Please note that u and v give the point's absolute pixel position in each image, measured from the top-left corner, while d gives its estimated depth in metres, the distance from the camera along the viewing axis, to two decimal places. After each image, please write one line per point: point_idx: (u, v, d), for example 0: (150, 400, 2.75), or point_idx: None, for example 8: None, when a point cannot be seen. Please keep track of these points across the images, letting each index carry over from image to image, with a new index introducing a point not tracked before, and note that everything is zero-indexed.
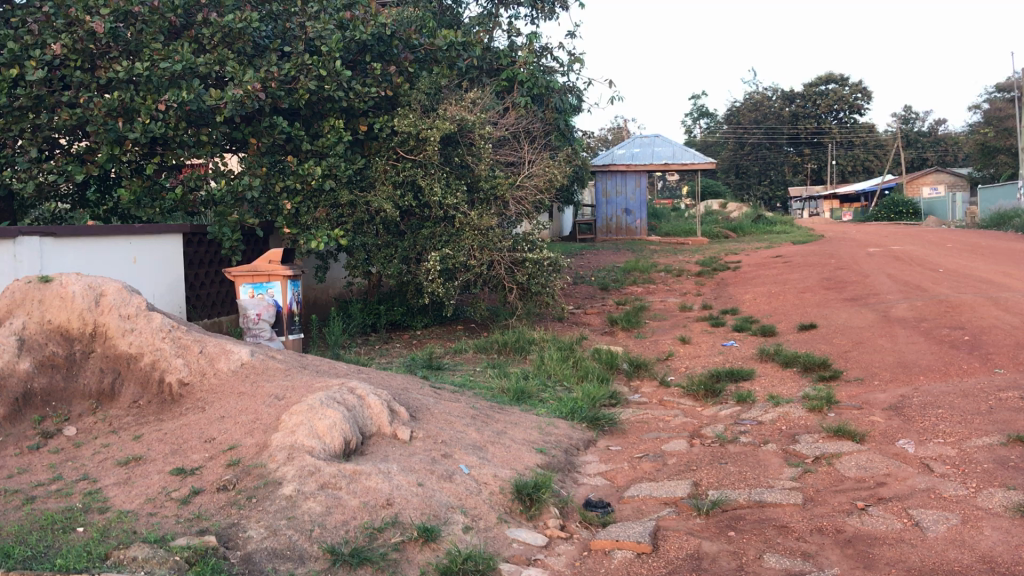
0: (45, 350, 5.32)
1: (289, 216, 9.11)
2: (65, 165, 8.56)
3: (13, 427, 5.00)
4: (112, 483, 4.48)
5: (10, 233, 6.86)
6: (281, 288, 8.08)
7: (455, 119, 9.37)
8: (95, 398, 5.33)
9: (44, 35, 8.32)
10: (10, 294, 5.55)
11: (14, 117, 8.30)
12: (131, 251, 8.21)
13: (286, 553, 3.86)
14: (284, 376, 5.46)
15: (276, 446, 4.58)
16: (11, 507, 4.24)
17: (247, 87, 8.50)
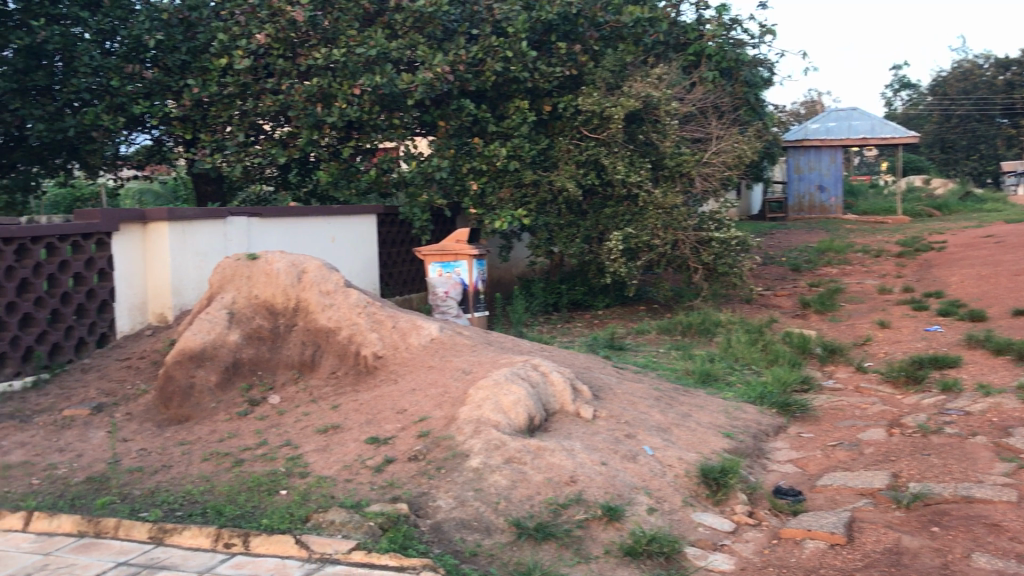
0: (252, 323, 5.70)
1: (475, 197, 9.32)
2: (270, 150, 9.08)
3: (224, 395, 5.41)
4: (311, 449, 4.74)
5: (221, 214, 7.36)
6: (467, 267, 8.21)
7: (641, 96, 9.25)
8: (297, 368, 5.61)
9: (250, 26, 8.85)
10: (222, 270, 5.96)
11: (224, 104, 8.98)
12: (329, 231, 8.67)
13: (473, 525, 3.96)
14: (471, 351, 5.55)
15: (463, 419, 4.68)
16: (223, 469, 4.60)
17: (436, 70, 8.72)
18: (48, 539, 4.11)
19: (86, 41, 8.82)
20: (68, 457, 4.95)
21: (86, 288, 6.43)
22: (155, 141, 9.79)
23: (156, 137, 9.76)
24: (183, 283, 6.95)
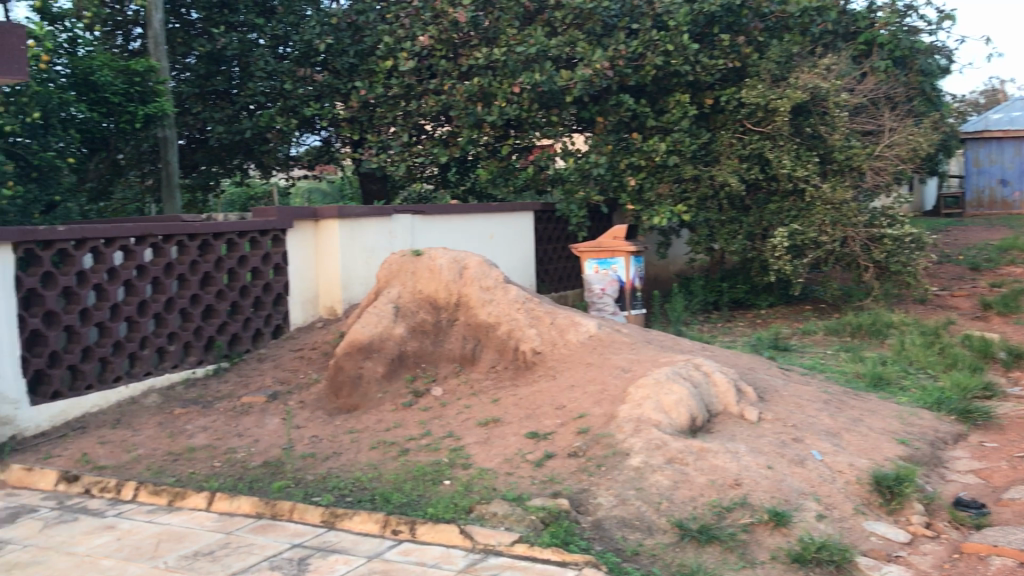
0: (417, 317, 5.87)
1: (632, 192, 9.30)
2: (432, 149, 9.38)
3: (389, 386, 5.60)
4: (473, 441, 4.82)
5: (388, 211, 7.65)
6: (624, 264, 8.14)
7: (808, 88, 8.91)
8: (459, 361, 5.74)
9: (414, 28, 9.15)
10: (389, 266, 6.20)
11: (389, 105, 9.34)
12: (489, 228, 8.81)
13: (635, 523, 3.92)
14: (630, 349, 5.48)
15: (624, 417, 4.64)
16: (389, 458, 4.75)
17: (596, 66, 8.75)
18: (229, 518, 4.35)
19: (262, 46, 9.39)
20: (247, 442, 5.25)
21: (262, 282, 7.01)
22: (324, 141, 10.19)
23: (325, 138, 10.15)
24: (350, 277, 7.40)
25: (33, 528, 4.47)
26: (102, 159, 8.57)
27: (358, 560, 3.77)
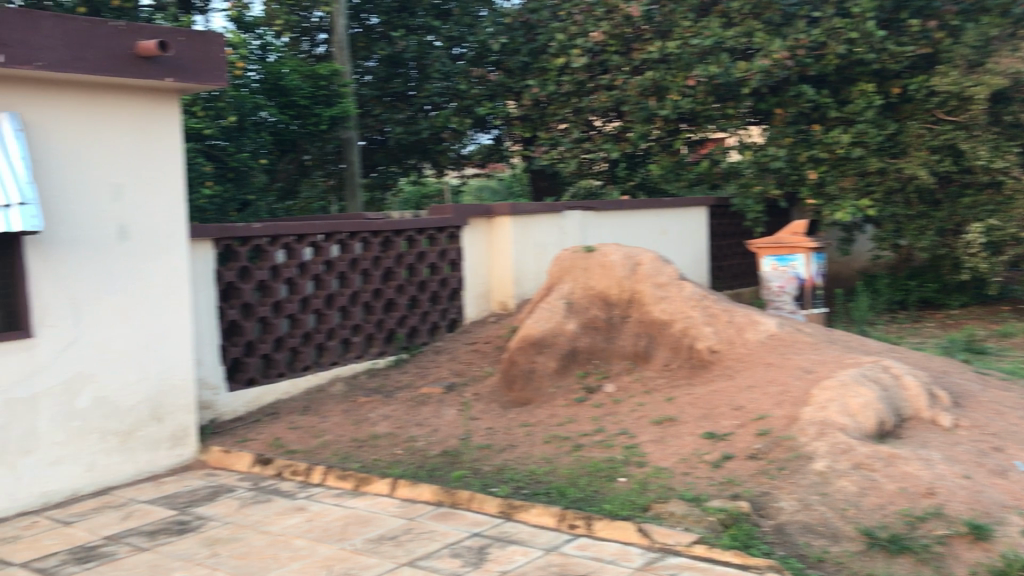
0: (588, 313, 5.91)
1: (813, 186, 9.02)
2: (603, 145, 9.58)
3: (562, 381, 5.65)
4: (647, 440, 4.78)
5: (558, 208, 7.88)
6: (804, 260, 7.84)
7: (1009, 72, 8.15)
8: (632, 358, 5.70)
9: (587, 25, 9.31)
10: (560, 262, 6.27)
11: (562, 102, 9.60)
12: (660, 224, 8.82)
13: (819, 530, 3.77)
14: (813, 349, 5.29)
15: (807, 420, 4.48)
16: (564, 452, 4.79)
17: (775, 57, 8.52)
18: (411, 505, 4.50)
19: (439, 48, 9.68)
20: (425, 432, 5.42)
21: (440, 276, 7.30)
22: (495, 140, 10.34)
23: (496, 136, 10.33)
24: (522, 273, 7.64)
25: (232, 506, 4.78)
26: (290, 161, 9.07)
27: (536, 552, 3.82)
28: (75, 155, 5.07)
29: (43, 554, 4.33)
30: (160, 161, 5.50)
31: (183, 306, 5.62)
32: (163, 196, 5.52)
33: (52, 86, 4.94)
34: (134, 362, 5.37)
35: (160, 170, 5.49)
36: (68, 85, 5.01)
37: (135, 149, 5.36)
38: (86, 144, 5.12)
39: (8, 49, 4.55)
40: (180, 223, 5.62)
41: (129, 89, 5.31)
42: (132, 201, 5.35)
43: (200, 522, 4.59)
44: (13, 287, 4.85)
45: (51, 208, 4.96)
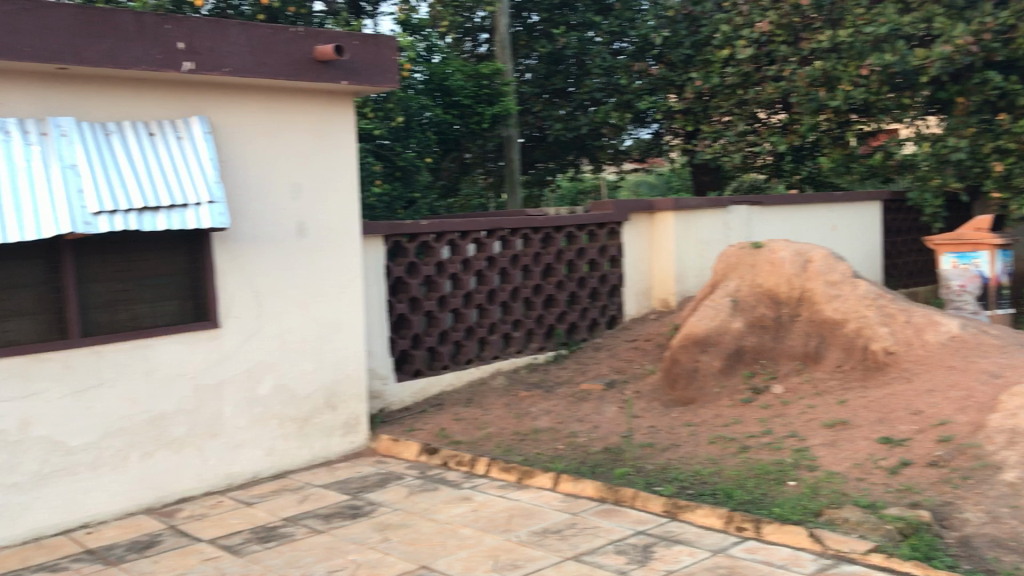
0: (755, 311, 5.76)
1: (1000, 178, 8.36)
2: (769, 138, 9.35)
3: (727, 381, 5.56)
4: (818, 443, 4.63)
5: (723, 203, 7.72)
6: (988, 258, 7.36)
7: None
8: (801, 359, 5.55)
9: (752, 15, 9.10)
10: (726, 259, 6.14)
11: (726, 94, 9.41)
12: (831, 219, 8.53)
13: (1010, 545, 3.53)
14: (1001, 353, 4.96)
15: (994, 428, 4.23)
16: (730, 453, 4.70)
17: (958, 42, 7.99)
18: (574, 500, 4.53)
19: (599, 44, 9.70)
20: (587, 428, 5.44)
21: (600, 273, 7.31)
22: (654, 134, 10.35)
23: (655, 130, 10.34)
24: (685, 270, 7.56)
25: (401, 493, 4.94)
26: (453, 158, 9.29)
27: (703, 553, 3.77)
28: (260, 156, 5.37)
29: (229, 532, 4.61)
30: (338, 162, 5.74)
31: (356, 300, 5.86)
32: (339, 194, 5.76)
33: (241, 92, 5.29)
34: (311, 353, 5.64)
35: (337, 170, 5.74)
36: (255, 91, 5.35)
37: (314, 149, 5.62)
38: (270, 146, 5.41)
39: (200, 56, 4.92)
40: (354, 220, 5.85)
41: (313, 93, 5.60)
42: (310, 199, 5.61)
43: (371, 508, 4.77)
44: (202, 281, 5.19)
45: (237, 206, 5.28)
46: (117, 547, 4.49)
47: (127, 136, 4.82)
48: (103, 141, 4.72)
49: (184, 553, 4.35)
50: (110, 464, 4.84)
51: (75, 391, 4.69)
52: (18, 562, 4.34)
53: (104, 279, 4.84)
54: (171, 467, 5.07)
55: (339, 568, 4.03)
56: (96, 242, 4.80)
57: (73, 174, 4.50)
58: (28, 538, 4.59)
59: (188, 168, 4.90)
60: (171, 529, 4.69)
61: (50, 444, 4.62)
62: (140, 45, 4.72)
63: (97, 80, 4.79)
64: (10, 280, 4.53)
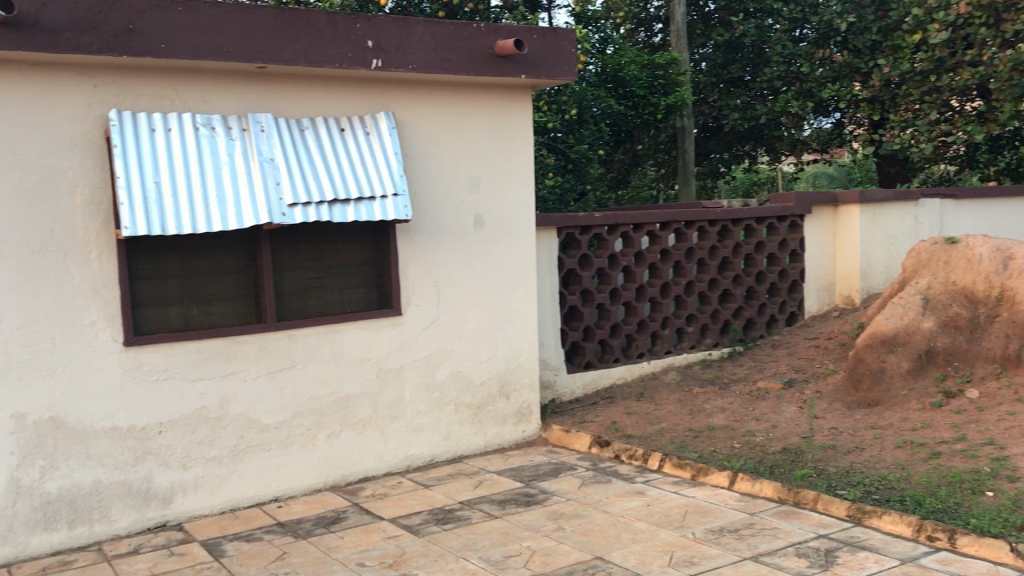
0: (949, 310, 5.45)
1: None
2: (965, 126, 8.74)
3: (916, 383, 5.32)
4: (1020, 452, 4.33)
5: (914, 195, 7.41)
6: None
7: None
8: (1000, 362, 5.23)
9: None
10: (917, 254, 5.83)
11: (918, 81, 8.88)
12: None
13: None
14: None
15: None
16: (919, 459, 4.48)
17: None
18: (752, 500, 4.45)
19: (779, 31, 9.47)
20: (764, 427, 5.32)
21: (778, 268, 7.12)
22: (835, 123, 10.10)
23: (837, 120, 10.02)
24: (870, 266, 7.26)
25: (574, 483, 4.99)
26: (626, 150, 9.26)
27: (891, 561, 3.61)
28: (442, 150, 5.52)
29: (408, 512, 4.78)
30: (517, 155, 5.83)
31: (530, 292, 5.94)
32: (516, 187, 5.85)
33: (425, 88, 5.46)
34: (486, 342, 5.76)
35: (515, 163, 5.83)
36: (439, 87, 5.51)
37: (493, 144, 5.72)
38: (451, 140, 5.55)
39: (387, 54, 5.10)
40: (530, 212, 5.92)
41: (493, 88, 5.71)
42: (489, 191, 5.72)
43: (545, 496, 4.84)
44: (386, 269, 5.39)
45: (419, 198, 5.45)
46: (306, 521, 4.74)
47: (320, 131, 5.07)
48: (298, 137, 4.98)
49: (367, 531, 4.54)
50: (299, 442, 5.11)
51: (269, 372, 4.98)
52: (217, 530, 4.66)
53: (296, 267, 5.12)
54: (355, 447, 5.30)
55: (515, 553, 4.11)
56: (290, 232, 5.07)
57: (271, 168, 4.77)
58: (225, 508, 4.92)
59: (375, 162, 5.10)
60: (354, 507, 4.91)
61: (246, 421, 4.93)
62: (333, 44, 4.94)
63: (293, 79, 5.06)
64: (214, 267, 4.87)
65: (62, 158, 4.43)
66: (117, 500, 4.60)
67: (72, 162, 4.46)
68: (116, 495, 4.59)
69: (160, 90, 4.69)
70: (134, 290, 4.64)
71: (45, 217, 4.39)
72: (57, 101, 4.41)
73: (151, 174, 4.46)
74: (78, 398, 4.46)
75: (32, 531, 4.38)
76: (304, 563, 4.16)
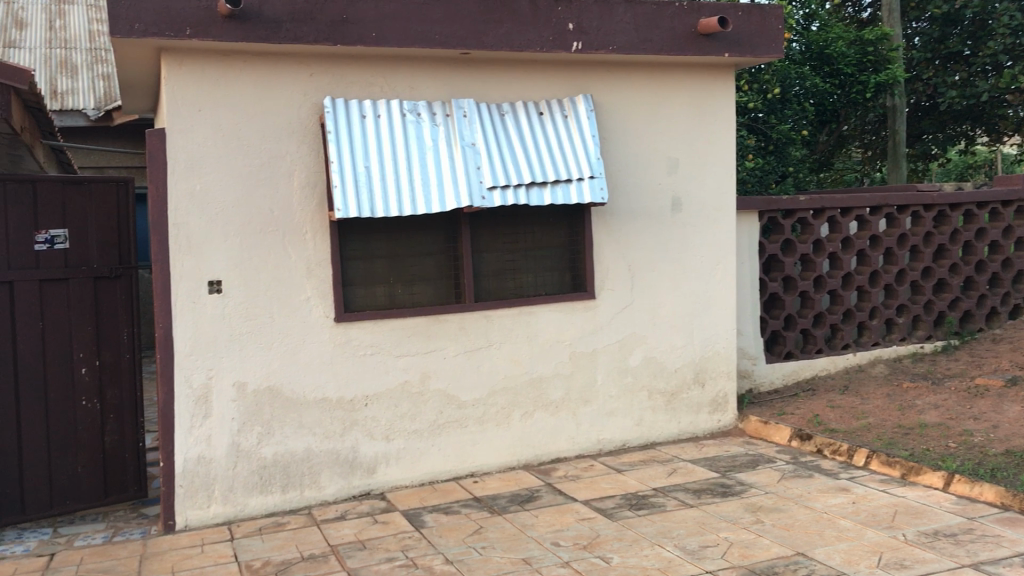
0: None
1: None
2: None
3: None
4: None
5: None
6: None
7: None
8: None
9: None
10: None
11: None
12: None
13: None
14: None
15: None
16: None
17: None
18: (971, 504, 4.16)
19: None
20: (984, 426, 4.96)
21: (1002, 256, 6.71)
22: None
23: None
24: None
25: (772, 477, 4.85)
26: (831, 131, 8.85)
27: None
28: (640, 133, 5.46)
29: (602, 495, 4.78)
30: (717, 137, 5.69)
31: (728, 278, 5.79)
32: (716, 170, 5.70)
33: (624, 70, 5.40)
34: (682, 328, 5.66)
35: (715, 146, 5.68)
36: (639, 69, 5.43)
37: (693, 126, 5.60)
38: (649, 123, 5.48)
39: (588, 36, 5.07)
40: (730, 196, 5.76)
41: (693, 68, 5.57)
42: (687, 174, 5.61)
43: (742, 488, 4.72)
44: (581, 252, 5.39)
45: (617, 181, 5.41)
46: (501, 497, 4.84)
47: (520, 116, 5.09)
48: (498, 121, 5.03)
49: (561, 511, 4.58)
50: (495, 421, 5.21)
51: (467, 350, 5.10)
52: (418, 501, 4.83)
53: (494, 249, 5.21)
54: (548, 429, 5.36)
55: (711, 543, 4.03)
56: (489, 216, 5.17)
57: (472, 153, 4.83)
58: (424, 480, 5.09)
59: (573, 145, 5.07)
60: (548, 487, 4.96)
61: (445, 397, 5.07)
62: (534, 28, 4.96)
63: (494, 64, 5.13)
64: (417, 248, 5.03)
65: (281, 144, 4.70)
66: (326, 468, 4.85)
67: (290, 148, 4.72)
68: (325, 463, 4.84)
69: (369, 78, 4.88)
70: (345, 269, 4.87)
71: (265, 200, 4.67)
72: (278, 89, 4.68)
73: (361, 159, 4.64)
74: (293, 369, 4.73)
75: (250, 493, 4.70)
76: (500, 539, 4.24)
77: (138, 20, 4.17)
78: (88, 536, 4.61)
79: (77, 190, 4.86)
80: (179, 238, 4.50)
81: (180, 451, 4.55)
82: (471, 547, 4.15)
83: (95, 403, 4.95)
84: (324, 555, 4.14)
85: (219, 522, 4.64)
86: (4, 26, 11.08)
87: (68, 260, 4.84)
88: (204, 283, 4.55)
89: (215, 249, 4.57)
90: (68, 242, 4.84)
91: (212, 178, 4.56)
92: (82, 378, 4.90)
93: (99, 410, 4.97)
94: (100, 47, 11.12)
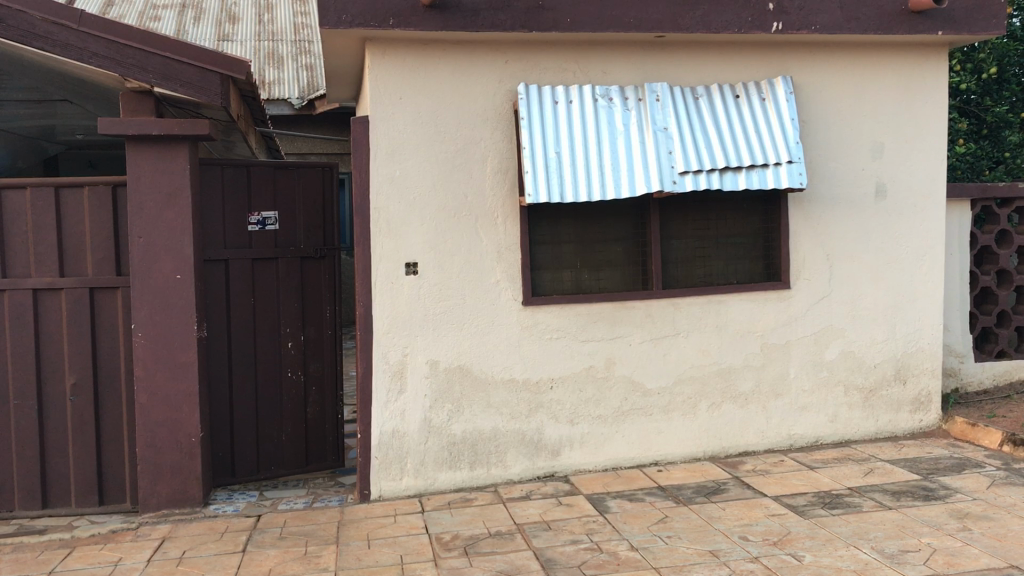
0: None
1: None
2: None
3: None
4: None
5: None
6: None
7: None
8: None
9: None
10: None
11: None
12: None
13: None
14: None
15: None
16: None
17: None
18: None
19: None
20: None
21: None
22: None
23: None
24: None
25: (981, 483, 4.56)
26: None
27: None
28: (841, 115, 5.23)
29: (793, 492, 4.63)
30: (926, 120, 5.36)
31: (934, 270, 5.46)
32: (924, 155, 5.39)
33: (826, 49, 5.18)
34: (882, 321, 5.39)
35: (925, 129, 5.37)
36: (842, 48, 5.20)
37: (900, 108, 5.31)
38: (852, 106, 5.24)
39: (789, 16, 4.88)
40: (939, 182, 5.43)
41: (902, 46, 5.27)
42: (892, 159, 5.33)
43: (947, 492, 4.46)
44: (776, 241, 5.24)
45: (815, 166, 5.21)
46: (686, 488, 4.78)
47: (714, 100, 4.97)
48: (692, 105, 4.92)
49: (749, 505, 4.47)
50: (680, 410, 5.15)
51: (654, 338, 5.06)
52: (602, 486, 4.84)
53: (684, 236, 5.15)
54: (737, 420, 5.24)
55: (913, 549, 3.82)
56: (679, 204, 5.11)
57: (664, 137, 4.75)
58: (608, 466, 5.09)
59: (770, 128, 4.89)
60: (735, 480, 4.86)
61: (630, 384, 5.05)
62: (733, 9, 4.82)
63: (690, 46, 5.04)
64: (606, 234, 5.05)
65: (475, 129, 4.80)
66: (512, 448, 4.94)
67: (484, 134, 4.82)
68: (511, 443, 4.94)
69: (563, 63, 4.90)
70: (534, 254, 4.94)
71: (460, 185, 4.79)
72: (474, 77, 4.78)
73: (553, 143, 4.66)
74: (483, 350, 4.84)
75: (440, 468, 4.85)
76: (686, 529, 4.18)
77: (345, 10, 4.35)
78: (291, 501, 4.90)
79: (286, 175, 5.15)
80: (380, 220, 4.69)
81: (376, 424, 4.76)
82: (657, 535, 4.12)
83: (299, 375, 5.25)
84: (510, 533, 4.22)
85: (409, 494, 4.82)
86: (219, 20, 11.86)
87: (277, 241, 5.15)
88: (402, 265, 4.73)
89: (411, 233, 4.74)
90: (278, 224, 5.14)
91: (411, 163, 4.72)
92: (288, 352, 5.20)
93: (302, 382, 5.26)
94: (304, 39, 11.74)
